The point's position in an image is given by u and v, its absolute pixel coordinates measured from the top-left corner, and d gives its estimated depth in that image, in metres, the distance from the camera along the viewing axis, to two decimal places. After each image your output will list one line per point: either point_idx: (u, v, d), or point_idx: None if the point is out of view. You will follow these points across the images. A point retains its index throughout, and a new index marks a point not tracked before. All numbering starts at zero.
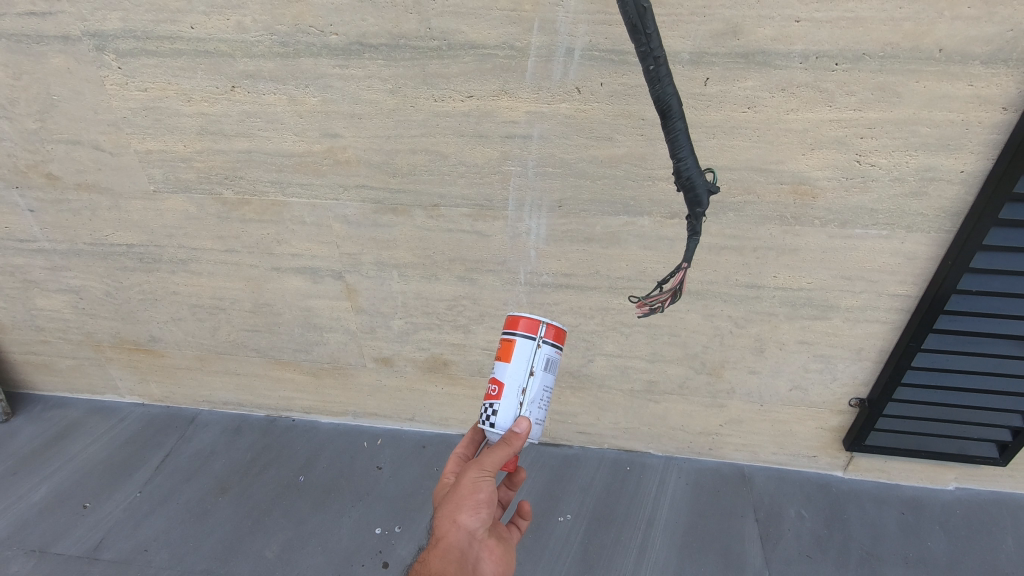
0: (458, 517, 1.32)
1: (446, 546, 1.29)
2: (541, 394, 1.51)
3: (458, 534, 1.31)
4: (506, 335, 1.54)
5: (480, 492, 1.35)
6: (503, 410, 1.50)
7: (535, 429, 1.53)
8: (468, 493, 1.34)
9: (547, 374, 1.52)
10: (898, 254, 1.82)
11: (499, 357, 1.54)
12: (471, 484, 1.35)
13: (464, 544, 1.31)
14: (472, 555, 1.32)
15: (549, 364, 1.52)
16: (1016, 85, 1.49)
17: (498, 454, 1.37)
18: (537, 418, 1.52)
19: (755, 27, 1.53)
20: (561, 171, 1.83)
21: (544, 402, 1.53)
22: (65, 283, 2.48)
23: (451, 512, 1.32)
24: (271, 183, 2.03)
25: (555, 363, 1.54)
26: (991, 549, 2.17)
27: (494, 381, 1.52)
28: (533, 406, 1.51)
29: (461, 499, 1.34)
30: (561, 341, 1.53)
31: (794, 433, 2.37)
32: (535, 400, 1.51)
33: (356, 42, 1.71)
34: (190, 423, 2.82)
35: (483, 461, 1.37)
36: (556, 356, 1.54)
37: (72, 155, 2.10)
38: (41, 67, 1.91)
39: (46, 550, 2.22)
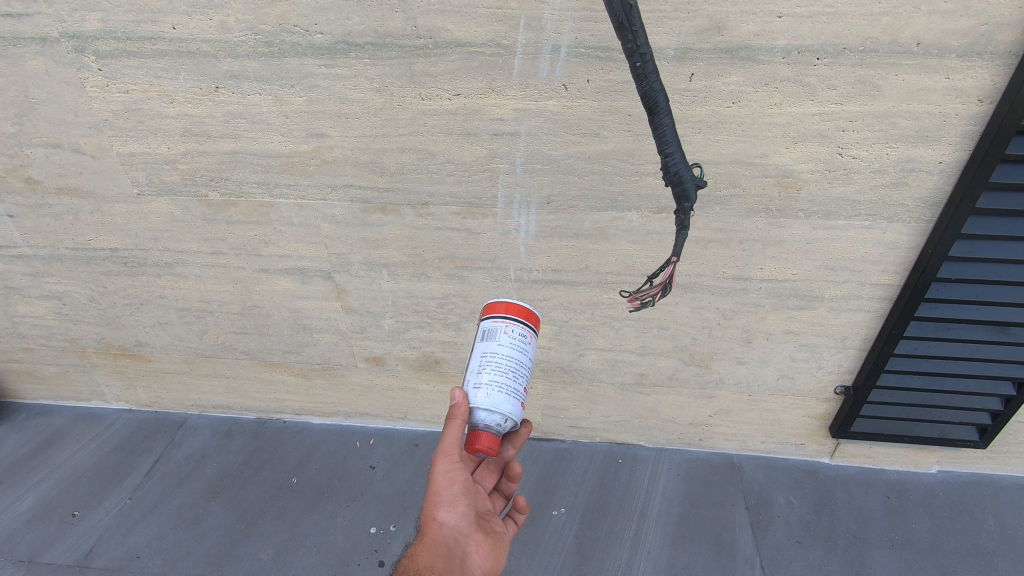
0: (435, 513, 1.38)
1: (431, 542, 1.34)
2: (479, 362, 1.47)
3: (439, 530, 1.36)
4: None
5: (454, 485, 1.39)
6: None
7: (480, 395, 1.42)
8: (438, 487, 1.39)
9: (484, 343, 1.50)
10: (880, 244, 1.86)
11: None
12: (441, 477, 1.39)
13: (450, 539, 1.36)
14: (460, 549, 1.37)
15: (486, 335, 1.51)
16: (991, 78, 1.53)
17: (450, 435, 1.39)
18: (478, 383, 1.43)
19: (739, 23, 1.55)
20: (550, 168, 1.84)
21: (484, 367, 1.45)
22: (47, 289, 2.44)
23: (430, 510, 1.38)
24: (257, 184, 2.02)
25: (496, 333, 1.51)
26: (973, 530, 2.23)
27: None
28: (476, 374, 1.45)
29: (434, 494, 1.39)
30: (499, 312, 1.53)
31: (782, 421, 2.41)
32: (475, 369, 1.46)
33: (342, 41, 1.70)
34: (180, 427, 2.80)
35: (442, 448, 1.40)
36: (494, 324, 1.52)
37: (52, 159, 2.06)
38: (18, 70, 1.87)
39: (36, 560, 2.19)
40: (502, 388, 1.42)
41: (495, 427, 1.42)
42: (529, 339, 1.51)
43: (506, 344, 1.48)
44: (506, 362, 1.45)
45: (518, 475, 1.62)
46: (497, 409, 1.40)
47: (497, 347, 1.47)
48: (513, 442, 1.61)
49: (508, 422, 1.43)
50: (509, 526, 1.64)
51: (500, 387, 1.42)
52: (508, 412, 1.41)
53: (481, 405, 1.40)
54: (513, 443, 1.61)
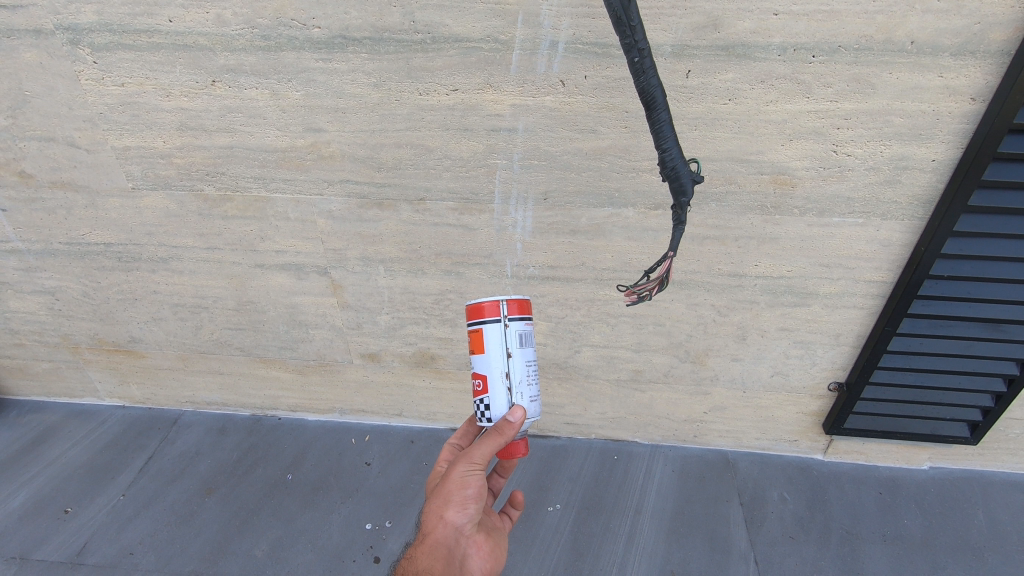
0: (445, 514, 1.34)
1: (434, 543, 1.31)
2: (525, 372, 1.50)
3: (448, 531, 1.33)
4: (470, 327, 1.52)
5: (468, 488, 1.36)
6: (495, 401, 1.49)
7: (533, 407, 1.51)
8: (454, 488, 1.36)
9: (526, 350, 1.50)
10: (874, 241, 1.88)
11: (473, 350, 1.52)
12: (458, 478, 1.37)
13: (451, 541, 1.33)
14: (460, 551, 1.35)
15: (523, 340, 1.50)
16: (983, 76, 1.55)
17: (488, 448, 1.38)
18: (530, 396, 1.51)
19: (735, 20, 1.57)
20: (547, 164, 1.85)
21: (533, 378, 1.51)
22: (40, 284, 2.42)
23: (437, 508, 1.34)
24: (253, 179, 2.01)
25: (528, 337, 1.53)
26: (964, 525, 2.26)
27: (478, 377, 1.51)
28: (525, 385, 1.50)
29: (447, 493, 1.36)
30: (526, 311, 1.52)
31: (776, 418, 2.42)
32: (525, 381, 1.50)
33: (339, 36, 1.70)
34: (174, 424, 2.78)
35: (468, 453, 1.39)
36: (528, 328, 1.52)
37: (46, 152, 2.05)
38: (12, 62, 1.86)
39: (28, 557, 2.18)
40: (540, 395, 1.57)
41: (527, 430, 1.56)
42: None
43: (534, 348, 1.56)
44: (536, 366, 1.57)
45: (512, 470, 1.62)
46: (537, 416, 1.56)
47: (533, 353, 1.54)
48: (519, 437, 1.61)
49: None
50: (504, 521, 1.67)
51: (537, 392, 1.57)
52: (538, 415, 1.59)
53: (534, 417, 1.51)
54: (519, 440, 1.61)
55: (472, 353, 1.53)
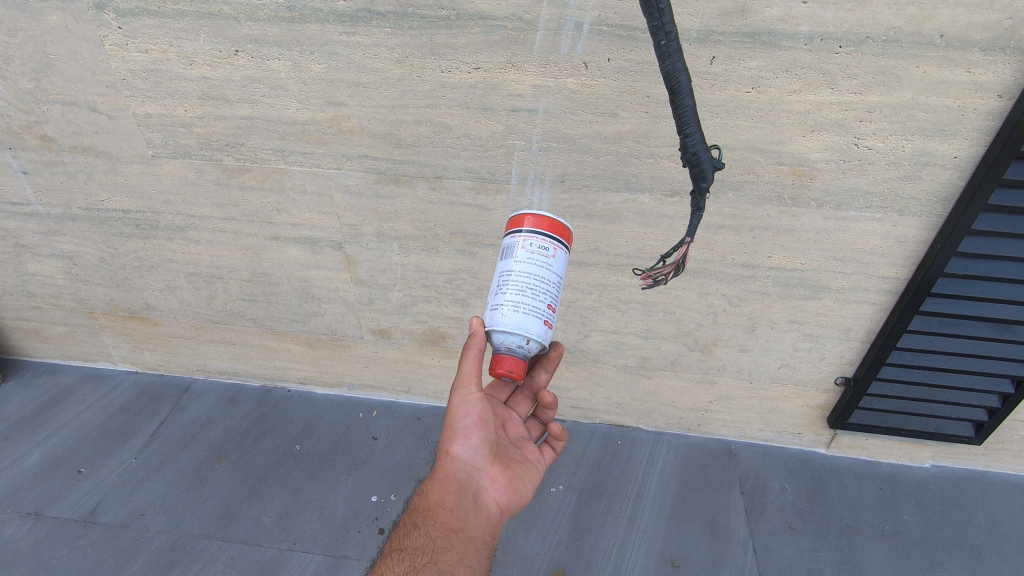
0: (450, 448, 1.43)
1: (443, 478, 1.40)
2: (498, 283, 1.47)
3: (455, 462, 1.41)
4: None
5: (467, 418, 1.44)
6: None
7: (498, 318, 1.43)
8: (452, 421, 1.45)
9: (503, 261, 1.49)
10: (890, 237, 1.87)
11: None
12: (458, 409, 1.45)
13: (461, 475, 1.40)
14: (473, 484, 1.40)
15: (505, 254, 1.50)
16: (1012, 73, 1.53)
17: (466, 366, 1.44)
18: (497, 305, 1.44)
19: (763, 7, 1.55)
20: (566, 147, 1.85)
21: (503, 288, 1.45)
22: (58, 248, 2.45)
23: (444, 444, 1.43)
24: (272, 151, 2.02)
25: (514, 249, 1.48)
26: (963, 523, 2.27)
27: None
28: (498, 297, 1.45)
29: (450, 428, 1.45)
30: (533, 227, 1.47)
31: (781, 410, 2.44)
32: (497, 292, 1.46)
33: (364, 9, 1.70)
34: (185, 391, 2.83)
35: (457, 384, 1.47)
36: (513, 241, 1.49)
37: (68, 117, 2.06)
38: (38, 25, 1.87)
39: (42, 514, 2.23)
40: (520, 307, 1.41)
41: (513, 347, 1.43)
42: (551, 252, 1.47)
43: (524, 259, 1.45)
44: (523, 279, 1.43)
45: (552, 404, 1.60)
46: (515, 330, 1.41)
47: (516, 265, 1.45)
48: (545, 365, 1.65)
49: (526, 342, 1.42)
50: (545, 452, 1.65)
51: (522, 306, 1.41)
52: (523, 331, 1.40)
53: (497, 328, 1.42)
54: (543, 365, 1.65)
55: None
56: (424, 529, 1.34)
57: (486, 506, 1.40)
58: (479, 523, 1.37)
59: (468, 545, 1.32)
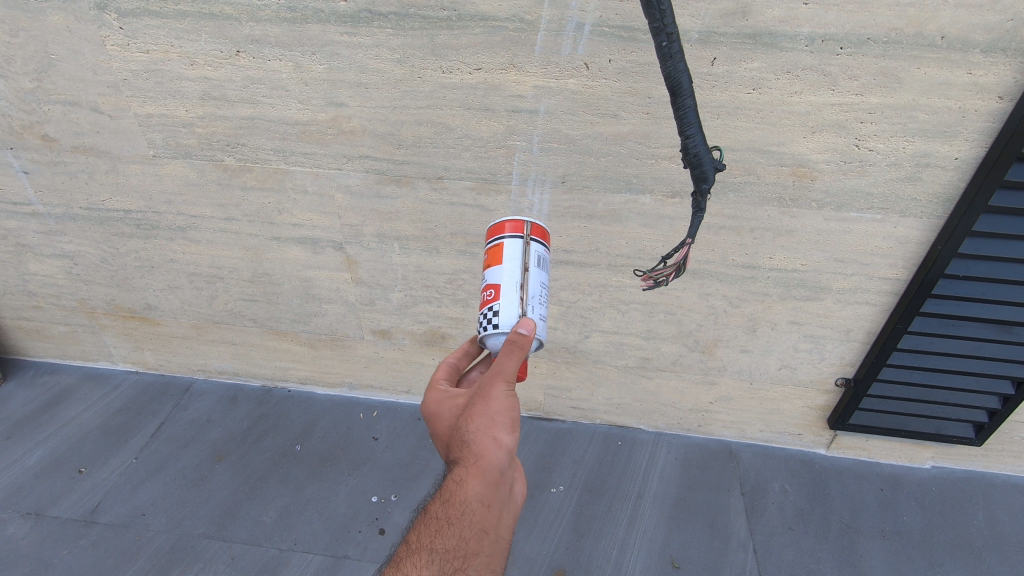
0: (490, 438, 1.20)
1: (485, 470, 1.18)
2: (538, 289, 1.45)
3: (496, 457, 1.19)
4: (489, 245, 1.51)
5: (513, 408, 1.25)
6: (505, 308, 1.39)
7: (541, 327, 1.42)
8: (494, 407, 1.22)
9: (541, 270, 1.48)
10: (891, 238, 1.87)
11: (486, 264, 1.48)
12: (504, 398, 1.23)
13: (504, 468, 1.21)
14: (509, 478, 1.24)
15: (540, 262, 1.49)
16: (1013, 75, 1.53)
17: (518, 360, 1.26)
18: (540, 315, 1.43)
19: (764, 8, 1.55)
20: (566, 147, 1.85)
21: (545, 300, 1.46)
22: (59, 248, 2.46)
23: (484, 430, 1.21)
24: (273, 151, 2.03)
25: (545, 265, 1.52)
26: (963, 524, 2.27)
27: (488, 286, 1.44)
28: (537, 304, 1.42)
29: (489, 413, 1.22)
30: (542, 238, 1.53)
31: (781, 410, 2.44)
32: (535, 299, 1.42)
33: (366, 10, 1.70)
34: (185, 391, 2.83)
35: (504, 368, 1.25)
36: (545, 256, 1.52)
37: (69, 117, 2.07)
38: (39, 25, 1.87)
39: (43, 514, 2.23)
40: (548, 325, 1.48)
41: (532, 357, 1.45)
42: None
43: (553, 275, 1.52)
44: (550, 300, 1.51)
45: None
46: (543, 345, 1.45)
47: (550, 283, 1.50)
48: None
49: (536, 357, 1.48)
50: None
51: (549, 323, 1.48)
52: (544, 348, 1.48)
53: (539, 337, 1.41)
54: None
55: (484, 268, 1.49)
56: (458, 527, 1.16)
57: (516, 500, 1.27)
58: (510, 521, 1.24)
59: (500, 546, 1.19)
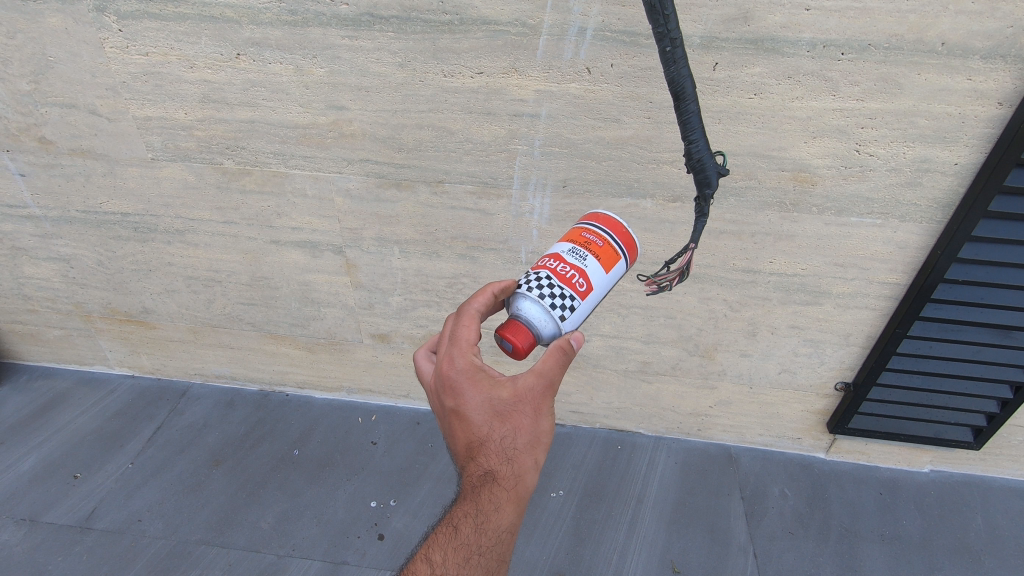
0: (529, 460, 1.24)
1: (520, 493, 1.24)
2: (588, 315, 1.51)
3: (529, 482, 1.24)
4: (609, 241, 1.46)
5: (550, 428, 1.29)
6: (578, 311, 1.39)
7: None
8: (540, 427, 1.25)
9: None
10: (890, 242, 1.88)
11: (600, 258, 1.43)
12: (548, 422, 1.26)
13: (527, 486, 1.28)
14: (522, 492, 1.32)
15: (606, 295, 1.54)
16: (1013, 81, 1.54)
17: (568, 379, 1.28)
18: None
19: (765, 14, 1.56)
20: (568, 152, 1.84)
21: None
22: (55, 251, 2.44)
23: (530, 452, 1.24)
24: (273, 154, 2.02)
25: None
26: (962, 528, 2.28)
27: (587, 278, 1.39)
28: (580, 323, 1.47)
29: (534, 432, 1.24)
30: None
31: (780, 415, 2.44)
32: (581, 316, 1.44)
33: (367, 13, 1.70)
34: (182, 396, 2.81)
35: (557, 387, 1.25)
36: None
37: (67, 119, 2.05)
38: (37, 27, 1.86)
39: (37, 520, 2.21)
40: None
41: None
42: None
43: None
44: None
45: None
46: None
47: None
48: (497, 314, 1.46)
49: None
50: None
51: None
52: None
53: None
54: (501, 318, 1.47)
55: (594, 255, 1.43)
56: (487, 558, 1.19)
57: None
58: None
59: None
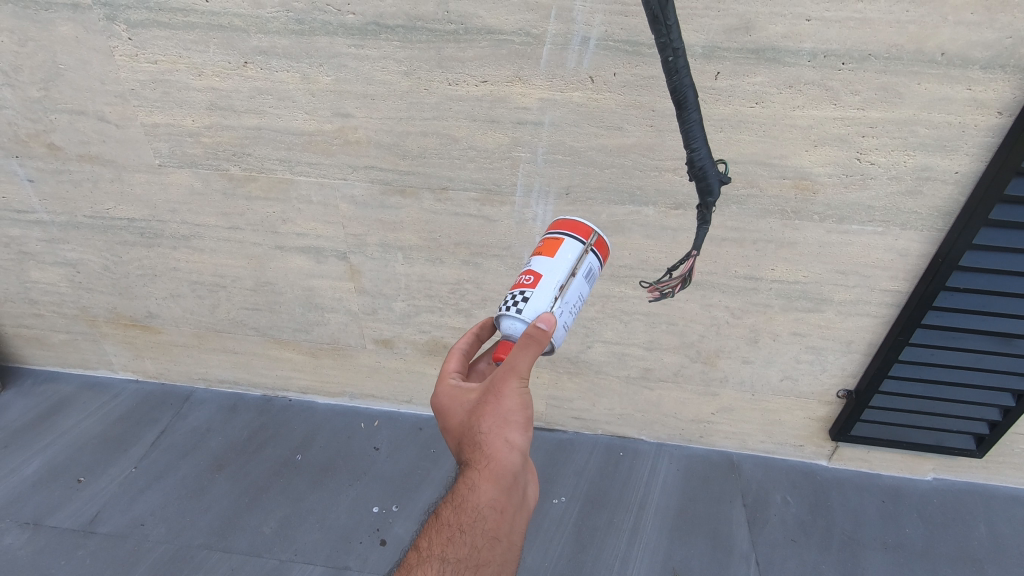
0: (500, 439, 1.21)
1: (497, 471, 1.21)
2: (574, 300, 1.45)
3: (506, 460, 1.21)
4: (551, 235, 1.50)
5: (527, 408, 1.24)
6: (536, 298, 1.39)
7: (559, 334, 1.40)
8: (506, 406, 1.22)
9: (585, 284, 1.48)
10: (892, 250, 1.89)
11: (542, 252, 1.47)
12: (518, 400, 1.23)
13: (516, 467, 1.23)
14: (523, 476, 1.27)
15: (588, 274, 1.48)
16: (1013, 91, 1.55)
17: (531, 357, 1.23)
18: (565, 323, 1.41)
19: (766, 24, 1.58)
20: (570, 159, 1.86)
21: (575, 311, 1.44)
22: (62, 256, 2.46)
23: (502, 431, 1.21)
24: (279, 161, 2.04)
25: (592, 279, 1.51)
26: (965, 537, 2.27)
27: (531, 271, 1.43)
28: (566, 309, 1.41)
29: (501, 412, 1.22)
30: (599, 257, 1.52)
31: (782, 422, 2.44)
32: (562, 304, 1.41)
33: (373, 23, 1.72)
34: (185, 400, 2.82)
35: (517, 367, 1.23)
36: (594, 272, 1.52)
37: (76, 126, 2.07)
38: (48, 35, 1.88)
39: (41, 524, 2.21)
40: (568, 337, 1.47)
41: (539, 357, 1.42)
42: None
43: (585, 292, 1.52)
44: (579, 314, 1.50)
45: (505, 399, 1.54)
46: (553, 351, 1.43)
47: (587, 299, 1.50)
48: None
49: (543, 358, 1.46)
50: None
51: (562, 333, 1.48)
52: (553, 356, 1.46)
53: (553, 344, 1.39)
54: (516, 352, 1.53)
55: (536, 253, 1.48)
56: (471, 535, 1.19)
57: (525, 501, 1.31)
58: (520, 524, 1.27)
59: (510, 551, 1.22)
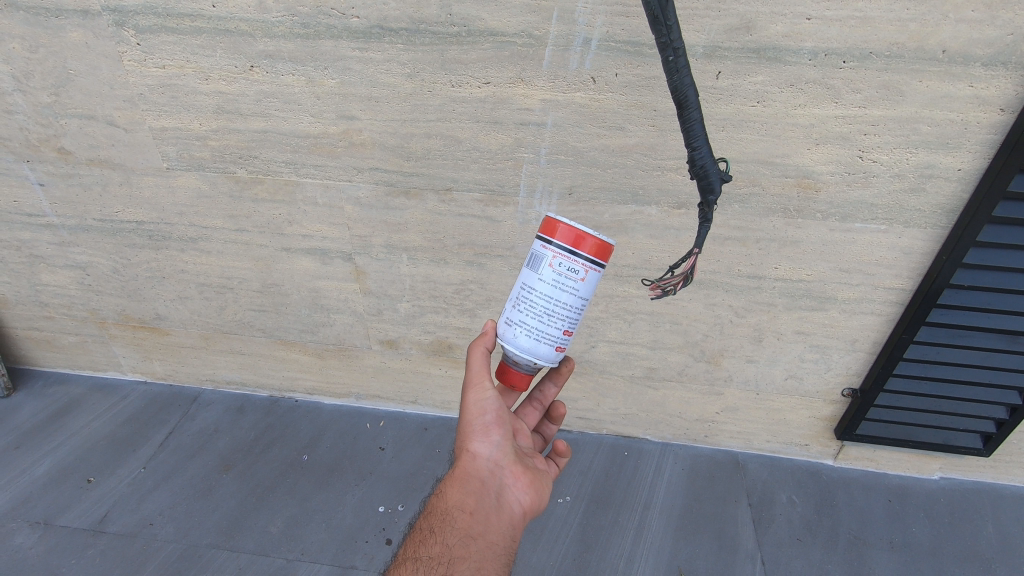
0: (464, 448, 1.40)
1: (463, 475, 1.35)
2: (519, 292, 1.41)
3: (469, 466, 1.37)
4: None
5: (486, 415, 1.42)
6: None
7: (508, 332, 1.42)
8: (466, 417, 1.43)
9: (529, 270, 1.38)
10: (895, 248, 1.89)
11: None
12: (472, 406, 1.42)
13: (483, 473, 1.36)
14: (496, 482, 1.36)
15: (531, 261, 1.38)
16: (1014, 88, 1.56)
17: (477, 362, 1.43)
18: (511, 319, 1.41)
19: (767, 24, 1.59)
20: (572, 160, 1.87)
21: (520, 302, 1.39)
22: (72, 259, 2.49)
23: (462, 442, 1.40)
24: (285, 164, 2.06)
25: (540, 262, 1.35)
26: (973, 536, 2.26)
27: None
28: (511, 306, 1.43)
29: (465, 424, 1.43)
30: (547, 235, 1.34)
31: (787, 421, 2.44)
32: (512, 299, 1.43)
33: (377, 26, 1.74)
34: (193, 402, 2.84)
35: (470, 377, 1.44)
36: (541, 253, 1.35)
37: (85, 130, 2.11)
38: (58, 41, 1.92)
39: (51, 523, 2.24)
40: (529, 330, 1.38)
41: (521, 364, 1.43)
42: (579, 275, 1.33)
43: (547, 281, 1.35)
44: (541, 302, 1.35)
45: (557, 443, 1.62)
46: (520, 351, 1.40)
47: (540, 284, 1.35)
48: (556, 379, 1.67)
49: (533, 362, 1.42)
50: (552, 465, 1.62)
51: (529, 329, 1.38)
52: (532, 356, 1.39)
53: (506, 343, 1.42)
54: (553, 380, 1.67)
55: None
56: (443, 536, 1.25)
57: (507, 507, 1.35)
58: (501, 526, 1.31)
59: (487, 551, 1.25)
